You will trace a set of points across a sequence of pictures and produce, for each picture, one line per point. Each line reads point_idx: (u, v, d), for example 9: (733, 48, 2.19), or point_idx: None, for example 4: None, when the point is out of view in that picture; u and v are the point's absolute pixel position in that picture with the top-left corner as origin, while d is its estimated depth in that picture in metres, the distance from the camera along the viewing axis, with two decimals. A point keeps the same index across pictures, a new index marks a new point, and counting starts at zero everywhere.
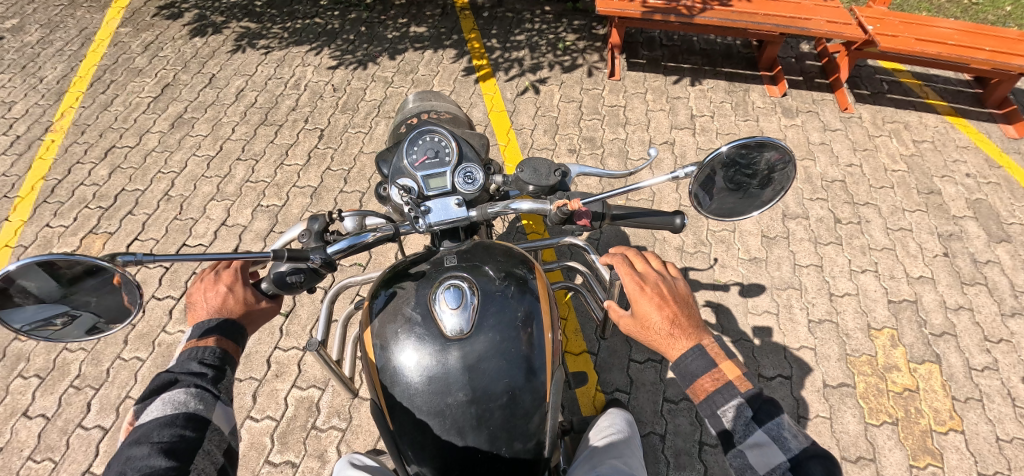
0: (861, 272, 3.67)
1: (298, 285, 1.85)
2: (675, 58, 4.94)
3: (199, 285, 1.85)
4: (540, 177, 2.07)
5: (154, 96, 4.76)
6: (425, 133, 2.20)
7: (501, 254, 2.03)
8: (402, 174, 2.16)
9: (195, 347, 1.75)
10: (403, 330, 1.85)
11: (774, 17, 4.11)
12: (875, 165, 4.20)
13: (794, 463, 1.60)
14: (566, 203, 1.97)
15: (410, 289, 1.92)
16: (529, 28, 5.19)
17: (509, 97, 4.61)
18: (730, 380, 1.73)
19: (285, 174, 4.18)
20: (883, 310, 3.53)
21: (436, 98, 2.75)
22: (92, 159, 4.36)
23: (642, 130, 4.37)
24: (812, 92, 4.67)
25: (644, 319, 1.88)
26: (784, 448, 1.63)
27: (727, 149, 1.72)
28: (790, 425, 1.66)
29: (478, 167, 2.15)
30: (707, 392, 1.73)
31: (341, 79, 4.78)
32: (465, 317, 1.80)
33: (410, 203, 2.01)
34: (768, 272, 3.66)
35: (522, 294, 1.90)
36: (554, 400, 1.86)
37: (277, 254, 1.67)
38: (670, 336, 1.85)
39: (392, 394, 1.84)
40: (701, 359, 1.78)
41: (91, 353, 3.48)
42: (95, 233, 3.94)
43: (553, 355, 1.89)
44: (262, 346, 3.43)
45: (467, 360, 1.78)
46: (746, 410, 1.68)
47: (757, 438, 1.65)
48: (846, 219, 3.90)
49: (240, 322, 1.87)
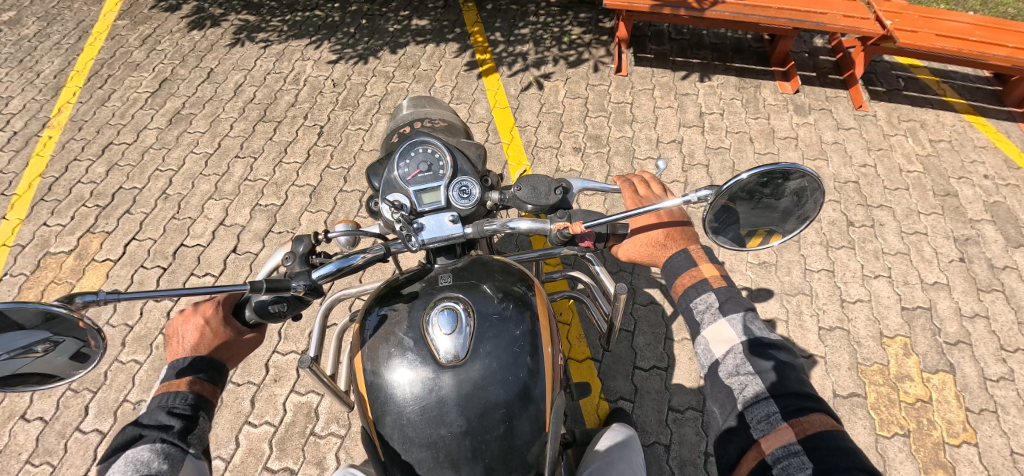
0: (873, 278, 3.56)
1: (281, 311, 1.80)
2: (684, 52, 4.80)
3: (181, 319, 1.90)
4: (538, 196, 2.06)
5: (152, 91, 4.68)
6: (418, 145, 2.13)
7: (499, 272, 1.96)
8: (393, 188, 2.08)
9: (166, 393, 1.74)
10: (395, 356, 1.78)
11: (788, 10, 3.96)
12: (889, 166, 4.07)
13: (748, 347, 1.70)
14: (568, 226, 1.89)
15: (402, 312, 1.85)
16: (533, 21, 5.06)
17: (513, 93, 4.49)
18: (704, 277, 1.91)
19: (284, 172, 4.10)
20: (896, 318, 3.43)
21: (430, 104, 2.66)
22: (90, 156, 4.30)
23: (649, 128, 4.25)
24: (825, 89, 4.53)
25: (643, 236, 2.09)
26: (741, 334, 1.73)
27: (749, 177, 1.62)
28: (754, 319, 1.77)
29: (474, 181, 2.06)
30: (685, 286, 1.93)
31: (341, 74, 4.68)
32: (461, 342, 1.73)
33: (401, 220, 1.92)
34: (777, 277, 3.56)
35: (520, 317, 1.83)
36: (554, 428, 1.80)
37: (253, 285, 1.59)
38: (663, 248, 2.07)
39: (383, 422, 1.76)
40: (685, 260, 1.98)
41: None
42: (93, 232, 3.90)
43: (552, 380, 1.82)
44: (260, 350, 3.37)
45: (461, 388, 1.71)
46: (711, 299, 1.84)
47: (719, 325, 1.78)
48: (859, 222, 3.79)
49: (219, 357, 1.88)
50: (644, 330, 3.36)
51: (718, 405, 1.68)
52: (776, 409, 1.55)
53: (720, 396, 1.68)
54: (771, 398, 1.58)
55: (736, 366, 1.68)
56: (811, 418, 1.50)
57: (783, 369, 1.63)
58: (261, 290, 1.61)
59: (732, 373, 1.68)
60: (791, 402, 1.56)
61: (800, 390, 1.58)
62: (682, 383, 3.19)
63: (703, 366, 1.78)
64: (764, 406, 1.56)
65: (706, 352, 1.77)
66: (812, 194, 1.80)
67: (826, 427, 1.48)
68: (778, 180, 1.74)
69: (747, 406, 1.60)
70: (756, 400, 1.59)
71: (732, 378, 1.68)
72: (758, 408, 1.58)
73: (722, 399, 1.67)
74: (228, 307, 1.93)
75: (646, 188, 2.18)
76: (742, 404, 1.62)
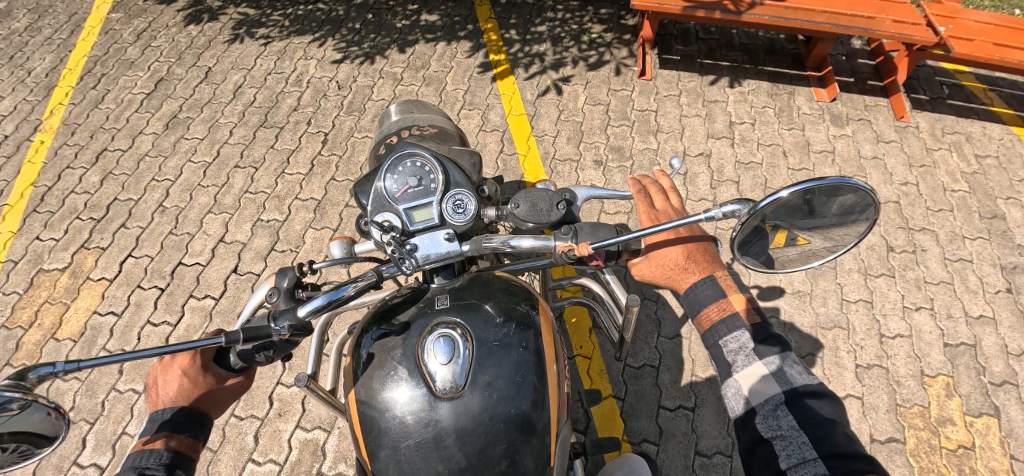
0: (915, 310, 3.34)
1: (268, 356, 1.76)
2: (712, 53, 4.49)
3: (160, 369, 1.86)
4: (539, 213, 1.86)
5: (147, 92, 4.43)
6: (406, 158, 1.94)
7: (501, 292, 1.84)
8: (382, 207, 1.88)
9: (141, 451, 1.67)
10: (389, 387, 1.67)
11: (834, 15, 3.64)
12: (932, 184, 3.82)
13: (789, 397, 1.54)
14: (574, 248, 1.73)
15: (396, 339, 1.73)
16: (551, 17, 4.73)
17: (529, 98, 4.22)
18: (733, 311, 1.72)
19: (286, 184, 3.88)
20: (938, 355, 3.21)
21: (418, 109, 2.48)
22: (83, 163, 4.09)
23: (675, 139, 3.98)
24: (864, 97, 4.25)
25: (660, 257, 1.88)
26: (780, 380, 1.57)
27: (788, 195, 1.42)
28: (794, 360, 1.61)
29: (470, 194, 1.88)
30: (711, 321, 1.74)
31: (346, 75, 4.41)
32: (458, 372, 1.61)
33: (392, 243, 1.79)
34: (813, 308, 3.34)
35: (523, 341, 1.73)
36: (560, 462, 1.71)
37: (228, 339, 1.50)
38: (684, 273, 1.85)
39: (378, 456, 1.66)
40: (712, 290, 1.77)
41: (85, 384, 3.28)
42: (87, 248, 3.72)
43: (559, 411, 1.73)
44: (263, 382, 3.20)
45: (459, 421, 1.60)
46: (745, 338, 1.66)
47: (754, 369, 1.61)
48: (900, 247, 3.55)
49: (201, 408, 1.83)
50: (670, 366, 3.16)
51: (754, 459, 1.54)
52: (824, 470, 1.40)
53: (757, 450, 1.54)
54: (816, 459, 1.43)
55: (777, 418, 1.53)
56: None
57: (830, 423, 1.48)
58: (238, 342, 1.52)
59: (772, 427, 1.54)
60: (841, 463, 1.40)
61: (850, 448, 1.43)
62: (709, 426, 3.00)
63: (733, 411, 1.63)
64: (810, 468, 1.41)
65: (737, 396, 1.61)
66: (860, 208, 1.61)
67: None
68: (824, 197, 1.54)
69: (791, 466, 1.46)
70: (801, 461, 1.44)
71: (772, 431, 1.53)
72: (803, 470, 1.43)
73: (759, 453, 1.53)
74: (207, 355, 1.87)
75: (663, 202, 1.97)
76: (785, 463, 1.47)
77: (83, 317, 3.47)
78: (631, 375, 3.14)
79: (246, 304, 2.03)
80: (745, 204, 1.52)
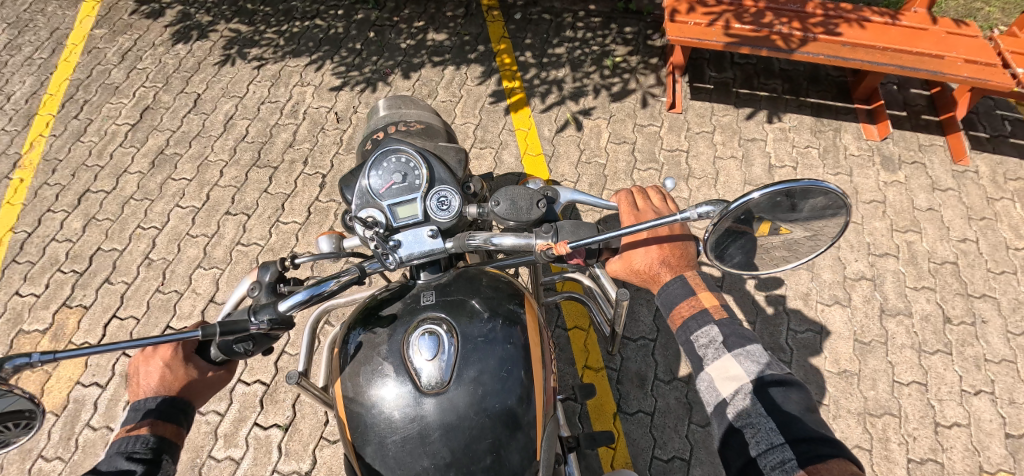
0: (974, 394, 3.02)
1: (248, 348, 1.64)
2: (749, 82, 4.07)
3: (141, 359, 1.78)
4: (519, 211, 1.78)
5: (132, 122, 4.10)
6: (390, 154, 1.89)
7: (487, 288, 1.80)
8: (366, 203, 1.82)
9: (126, 438, 1.62)
10: (375, 384, 1.63)
11: (897, 53, 3.23)
12: (993, 241, 3.46)
13: (759, 386, 1.55)
14: (552, 247, 1.70)
15: (382, 334, 1.70)
16: (570, 36, 4.30)
17: (547, 134, 3.83)
18: (703, 308, 1.74)
19: (281, 235, 3.55)
20: (999, 448, 2.89)
21: (407, 104, 2.40)
22: (64, 206, 3.78)
23: (709, 186, 3.60)
24: (918, 134, 3.86)
25: (634, 258, 1.90)
26: (749, 370, 1.58)
27: (757, 196, 1.40)
28: (762, 354, 1.62)
29: (454, 190, 1.82)
30: (684, 317, 1.75)
31: (346, 105, 4.04)
32: (444, 367, 1.58)
33: (375, 238, 1.70)
34: (860, 392, 3.01)
35: (509, 336, 1.69)
36: (547, 458, 1.66)
37: (206, 333, 1.41)
38: (658, 275, 1.88)
39: (364, 452, 1.62)
40: (682, 288, 1.80)
41: (69, 465, 3.05)
42: (69, 306, 3.43)
43: (546, 405, 1.70)
44: (258, 468, 2.94)
45: (444, 416, 1.56)
46: (715, 333, 1.67)
47: (725, 361, 1.62)
48: (957, 318, 3.22)
49: (184, 397, 1.76)
50: (702, 460, 2.86)
51: (728, 451, 1.53)
52: (792, 455, 1.40)
53: (729, 441, 1.53)
54: (783, 442, 1.43)
55: (746, 407, 1.53)
56: (831, 466, 1.35)
57: (797, 411, 1.48)
58: (214, 336, 1.43)
59: (741, 415, 1.53)
60: (807, 448, 1.40)
61: (817, 433, 1.43)
62: None
63: (708, 404, 1.63)
64: (779, 452, 1.41)
65: (711, 390, 1.61)
66: (837, 215, 1.59)
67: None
68: (801, 201, 1.52)
69: (760, 453, 1.45)
70: (770, 447, 1.43)
71: (743, 420, 1.53)
72: (772, 455, 1.42)
73: (732, 443, 1.52)
74: (190, 347, 1.79)
75: (645, 202, 1.94)
76: (755, 451, 1.46)
77: (66, 387, 3.25)
78: (659, 470, 2.85)
79: (229, 296, 1.87)
80: (718, 205, 1.49)
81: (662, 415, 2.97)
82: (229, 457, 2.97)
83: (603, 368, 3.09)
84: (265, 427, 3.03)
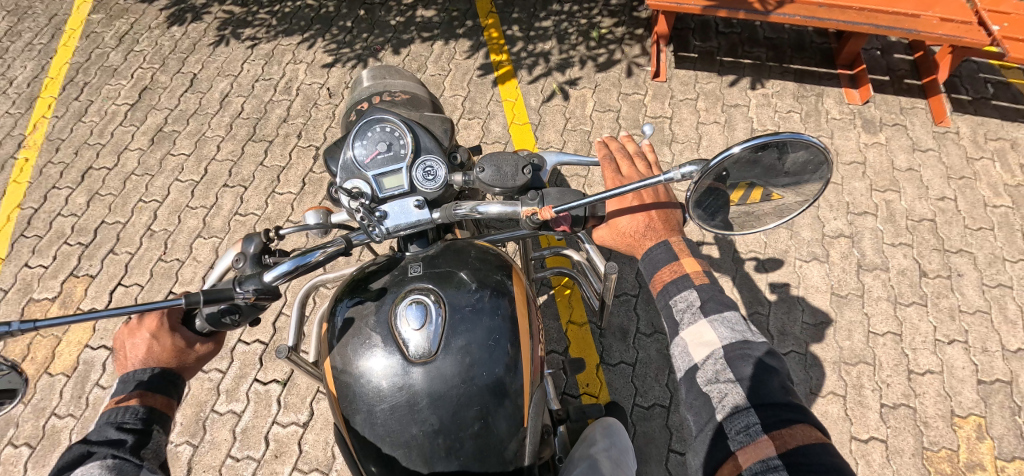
0: (947, 343, 3.11)
1: (235, 320, 1.65)
2: (734, 51, 4.15)
3: (127, 332, 1.77)
4: (504, 177, 1.78)
5: (131, 102, 4.25)
6: (375, 123, 1.90)
7: (475, 259, 1.86)
8: (352, 174, 1.85)
9: (116, 409, 1.63)
10: (364, 354, 1.69)
11: (874, 14, 3.31)
12: (972, 199, 3.53)
13: (733, 351, 1.51)
14: (536, 212, 1.68)
15: (370, 306, 1.76)
16: (556, 10, 4.39)
17: (534, 104, 3.93)
18: (683, 273, 1.67)
19: (277, 205, 3.69)
20: (970, 393, 2.98)
21: (392, 75, 2.41)
22: (69, 183, 3.94)
23: (691, 150, 3.69)
24: (899, 97, 3.93)
25: (619, 223, 1.82)
26: (725, 337, 1.53)
27: (741, 150, 1.36)
28: (737, 318, 1.57)
29: (440, 160, 1.84)
30: (664, 283, 1.69)
31: (338, 81, 4.16)
32: (431, 337, 1.64)
33: (361, 210, 1.73)
34: (836, 343, 3.11)
35: (497, 307, 1.74)
36: (534, 424, 1.70)
37: (189, 301, 1.44)
38: (642, 239, 1.79)
39: (354, 421, 1.68)
40: (665, 253, 1.72)
41: (80, 421, 3.21)
42: (76, 275, 3.59)
43: (532, 374, 1.75)
44: (259, 421, 3.09)
45: (432, 384, 1.62)
46: (694, 297, 1.62)
47: (699, 327, 1.57)
48: (934, 272, 3.30)
49: (173, 370, 1.76)
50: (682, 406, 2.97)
51: (694, 412, 1.51)
52: (756, 421, 1.39)
53: (699, 405, 1.50)
54: (749, 406, 1.41)
55: (716, 372, 1.50)
56: (796, 431, 1.34)
57: (768, 374, 1.45)
58: (199, 304, 1.46)
59: (710, 380, 1.51)
60: (771, 412, 1.39)
61: (784, 398, 1.42)
62: None
63: (680, 369, 1.59)
64: (744, 417, 1.40)
65: (683, 355, 1.57)
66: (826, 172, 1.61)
67: (810, 440, 1.32)
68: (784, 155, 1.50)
69: (726, 417, 1.43)
70: (735, 411, 1.42)
71: (710, 384, 1.50)
72: (737, 419, 1.41)
73: (700, 407, 1.50)
74: (175, 317, 1.77)
75: (629, 168, 1.87)
76: (721, 414, 1.45)
77: (75, 351, 3.42)
78: (641, 416, 2.96)
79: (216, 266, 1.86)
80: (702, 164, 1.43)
81: (644, 365, 3.09)
82: (230, 411, 3.12)
83: (587, 323, 3.21)
84: (265, 382, 3.18)
